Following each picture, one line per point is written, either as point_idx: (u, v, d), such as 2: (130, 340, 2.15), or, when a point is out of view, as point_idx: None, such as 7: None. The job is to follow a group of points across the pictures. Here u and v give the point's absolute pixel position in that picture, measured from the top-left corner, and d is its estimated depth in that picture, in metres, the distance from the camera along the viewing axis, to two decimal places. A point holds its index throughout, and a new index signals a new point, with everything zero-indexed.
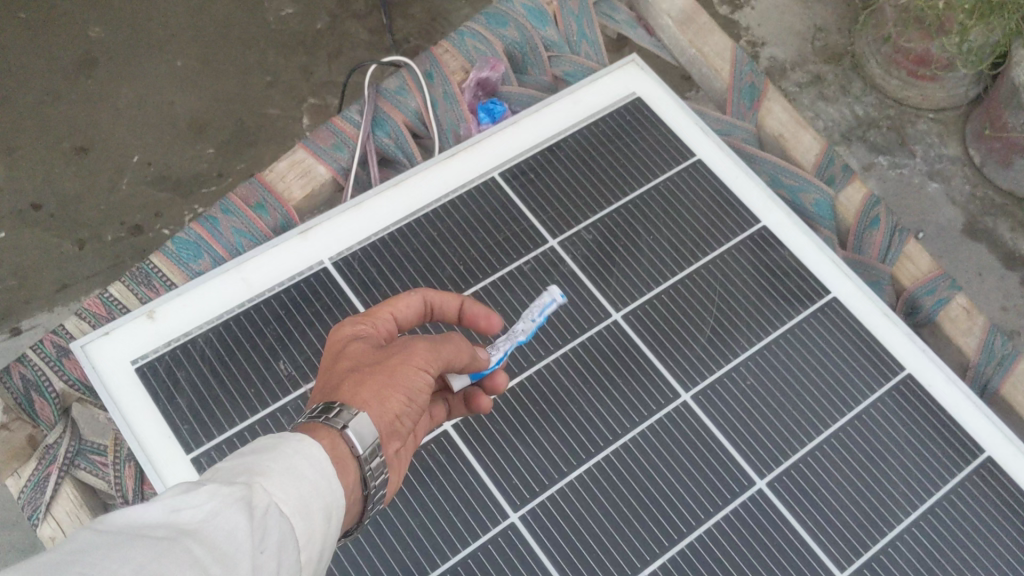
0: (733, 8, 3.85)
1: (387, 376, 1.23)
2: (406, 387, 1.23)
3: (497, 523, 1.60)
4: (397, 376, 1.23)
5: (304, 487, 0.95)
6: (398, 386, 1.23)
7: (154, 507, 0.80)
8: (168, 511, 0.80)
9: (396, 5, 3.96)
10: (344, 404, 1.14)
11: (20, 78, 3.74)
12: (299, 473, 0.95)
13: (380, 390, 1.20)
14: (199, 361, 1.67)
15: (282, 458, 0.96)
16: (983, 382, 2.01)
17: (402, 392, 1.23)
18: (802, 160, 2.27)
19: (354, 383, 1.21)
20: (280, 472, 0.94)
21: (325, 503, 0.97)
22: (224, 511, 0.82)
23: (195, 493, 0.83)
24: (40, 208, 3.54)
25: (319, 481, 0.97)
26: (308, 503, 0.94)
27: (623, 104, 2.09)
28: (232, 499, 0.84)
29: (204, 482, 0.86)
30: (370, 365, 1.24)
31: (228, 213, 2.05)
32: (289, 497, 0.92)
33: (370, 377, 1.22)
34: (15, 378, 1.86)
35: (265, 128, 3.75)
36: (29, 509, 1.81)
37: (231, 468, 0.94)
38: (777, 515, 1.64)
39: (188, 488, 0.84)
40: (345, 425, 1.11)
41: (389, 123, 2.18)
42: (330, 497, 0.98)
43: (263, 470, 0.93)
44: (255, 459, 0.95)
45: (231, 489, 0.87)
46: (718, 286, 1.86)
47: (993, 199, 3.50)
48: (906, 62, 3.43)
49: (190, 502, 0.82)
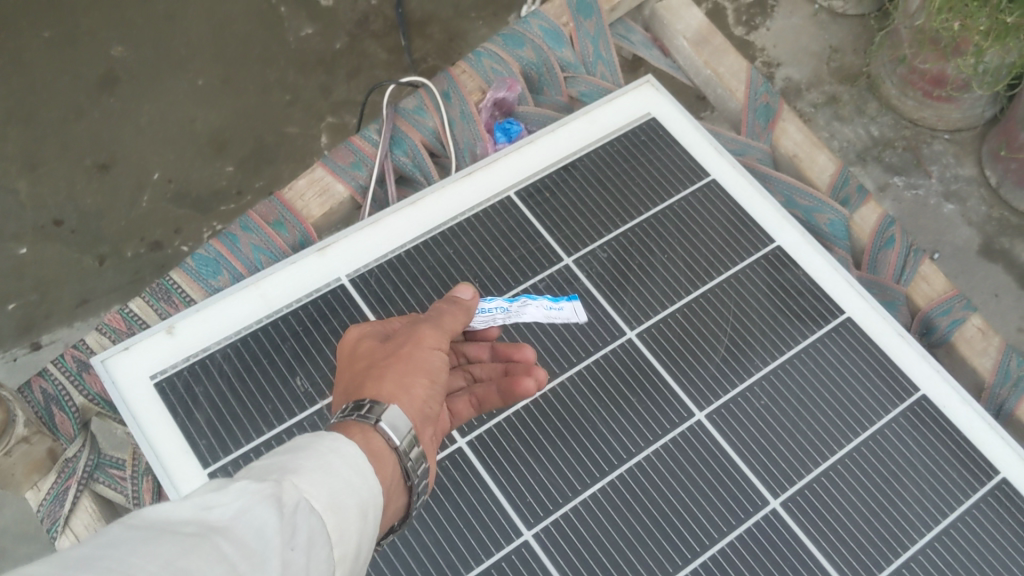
0: (749, 29, 3.91)
1: (404, 363, 1.28)
2: (424, 369, 1.29)
3: (510, 541, 1.60)
4: (414, 361, 1.28)
5: (336, 485, 0.97)
6: (418, 370, 1.28)
7: (185, 504, 0.82)
8: (199, 508, 0.82)
9: (415, 25, 4.00)
10: (373, 399, 1.18)
11: (43, 96, 3.80)
12: (331, 470, 0.98)
13: (401, 379, 1.25)
14: (218, 377, 1.69)
15: (316, 457, 0.99)
16: (998, 404, 2.01)
17: (423, 375, 1.28)
18: (817, 180, 2.28)
19: (375, 375, 1.25)
20: (313, 469, 0.97)
21: (358, 500, 1.00)
22: (254, 507, 0.84)
23: (225, 492, 0.84)
24: (62, 224, 3.60)
25: (352, 478, 1.00)
26: (341, 500, 0.96)
27: (638, 124, 2.11)
28: (261, 498, 0.85)
29: (237, 479, 0.88)
30: (385, 357, 1.29)
31: (247, 230, 2.07)
32: (321, 492, 0.95)
33: (389, 367, 1.26)
34: (35, 393, 1.91)
35: (284, 146, 3.80)
36: (48, 521, 1.83)
37: (266, 465, 0.97)
38: (791, 536, 1.64)
39: (222, 486, 0.86)
40: (378, 419, 1.15)
41: (406, 141, 2.21)
42: (364, 495, 1.01)
43: (297, 467, 0.96)
44: (290, 457, 0.98)
45: (262, 486, 0.88)
46: (732, 305, 1.87)
47: (1010, 220, 3.49)
48: (921, 83, 3.40)
49: (220, 500, 0.83)
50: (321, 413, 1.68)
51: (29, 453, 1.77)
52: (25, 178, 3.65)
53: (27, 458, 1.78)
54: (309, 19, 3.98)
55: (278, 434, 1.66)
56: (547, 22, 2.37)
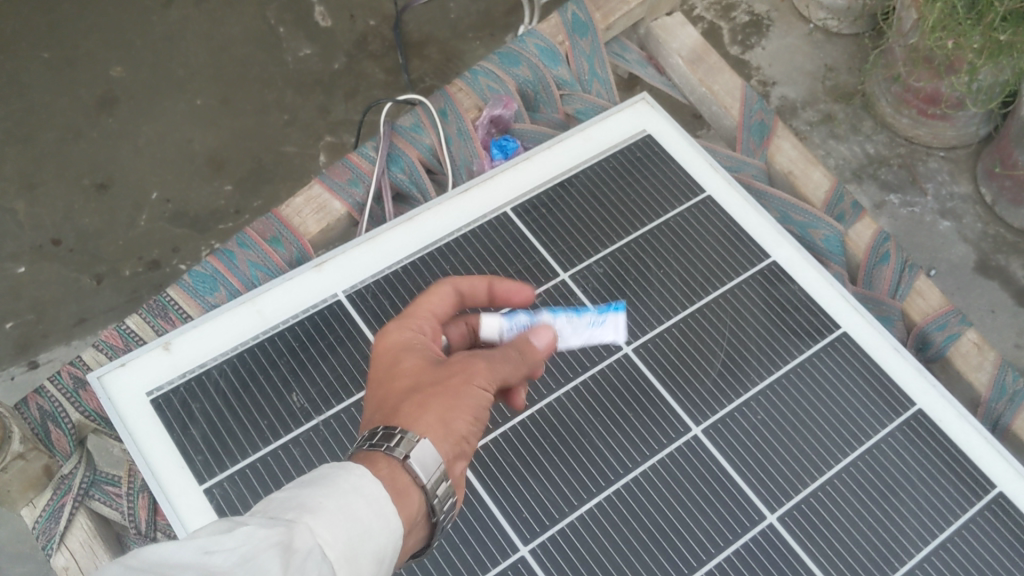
0: (744, 48, 3.94)
1: (450, 396, 1.29)
2: (469, 408, 1.30)
3: (508, 556, 1.61)
4: (465, 398, 1.29)
5: (355, 528, 1.00)
6: (464, 411, 1.29)
7: (187, 547, 0.85)
8: (200, 552, 0.85)
9: (412, 46, 4.03)
10: (404, 429, 1.19)
11: (42, 115, 3.82)
12: (352, 513, 1.01)
13: (444, 415, 1.26)
14: (213, 393, 1.69)
15: (339, 496, 1.02)
16: (994, 418, 2.00)
17: (468, 413, 1.29)
18: (812, 197, 2.29)
19: (417, 404, 1.27)
20: (333, 510, 1.00)
21: (375, 545, 1.03)
22: (256, 556, 0.86)
23: (230, 536, 0.87)
24: (60, 243, 3.61)
25: (372, 522, 1.03)
26: (357, 546, 1.00)
27: (633, 141, 2.12)
28: (266, 546, 0.88)
29: (247, 521, 0.92)
30: (432, 385, 1.30)
31: (244, 246, 2.08)
32: (337, 539, 0.98)
33: (434, 399, 1.27)
34: (31, 409, 1.91)
35: (283, 165, 3.81)
36: (44, 539, 1.83)
37: (288, 499, 1.01)
38: (788, 550, 1.63)
39: (228, 530, 0.89)
40: (407, 456, 1.16)
41: (403, 159, 2.22)
42: (382, 541, 1.04)
43: (317, 507, 0.99)
44: (312, 492, 1.01)
45: (269, 532, 0.91)
46: (729, 320, 1.87)
47: (1005, 236, 3.50)
48: (916, 101, 3.42)
49: (222, 545, 0.86)
50: (318, 428, 1.67)
51: (25, 471, 1.77)
52: (24, 197, 3.66)
53: (23, 476, 1.77)
54: (307, 39, 4.02)
55: (276, 449, 1.65)
56: (543, 41, 2.39)
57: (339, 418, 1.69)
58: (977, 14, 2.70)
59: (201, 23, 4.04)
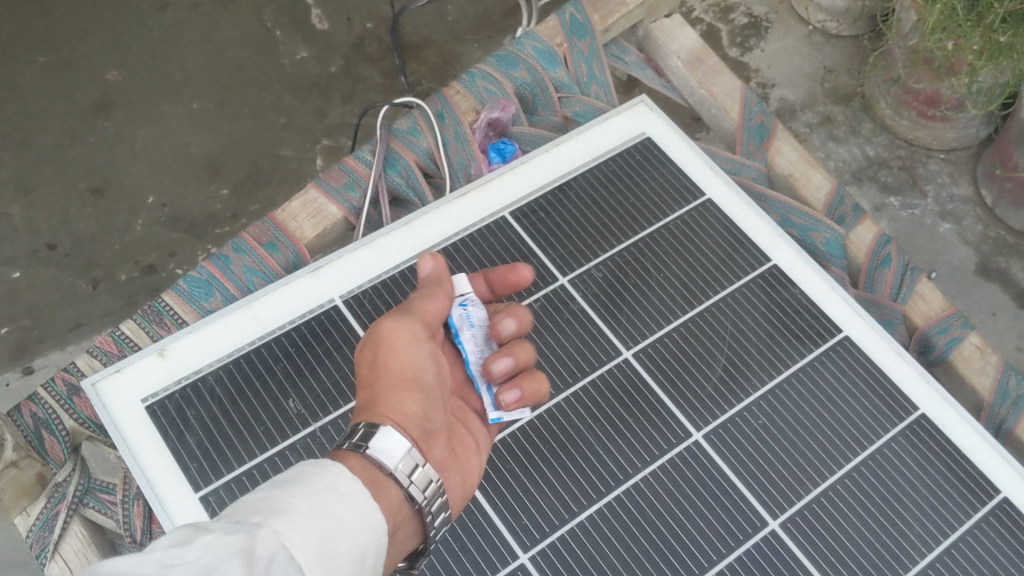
0: (743, 50, 3.92)
1: (390, 375, 1.37)
2: (411, 378, 1.38)
3: (507, 564, 1.59)
4: (396, 372, 1.38)
5: (329, 529, 1.00)
6: (406, 385, 1.37)
7: (146, 562, 0.81)
8: (160, 566, 0.81)
9: (409, 48, 4.02)
10: (367, 425, 1.24)
11: (38, 119, 3.80)
12: (326, 512, 1.02)
13: (392, 399, 1.34)
14: (209, 400, 1.67)
15: (312, 497, 1.02)
16: (998, 422, 1.98)
17: (413, 387, 1.37)
18: (813, 200, 2.27)
19: (368, 400, 1.36)
20: (303, 512, 0.99)
21: (353, 545, 1.03)
22: (219, 567, 0.84)
23: (191, 547, 0.84)
24: (55, 248, 3.59)
25: (347, 520, 1.03)
26: (332, 547, 0.99)
27: (633, 145, 2.10)
28: (230, 554, 0.86)
29: (210, 529, 0.89)
30: (374, 376, 1.39)
31: (240, 251, 2.06)
32: (308, 543, 0.97)
33: (378, 390, 1.36)
34: (25, 417, 1.88)
35: (279, 170, 3.79)
36: (37, 547, 1.80)
37: (258, 502, 1.00)
38: (791, 558, 1.61)
39: (187, 540, 0.86)
40: (367, 445, 1.20)
41: (400, 162, 2.21)
42: (360, 540, 1.04)
43: (287, 509, 0.99)
44: (283, 494, 1.01)
45: (230, 540, 0.88)
46: (730, 324, 1.85)
47: (1005, 239, 3.48)
48: (915, 104, 3.41)
49: (183, 557, 0.83)
50: (314, 435, 1.65)
51: (18, 479, 1.76)
52: (20, 201, 3.64)
53: (16, 484, 1.76)
54: (304, 42, 4.01)
55: (272, 456, 1.63)
56: (541, 43, 2.37)
57: (336, 425, 1.67)
58: (977, 15, 2.69)
59: (198, 28, 4.03)
